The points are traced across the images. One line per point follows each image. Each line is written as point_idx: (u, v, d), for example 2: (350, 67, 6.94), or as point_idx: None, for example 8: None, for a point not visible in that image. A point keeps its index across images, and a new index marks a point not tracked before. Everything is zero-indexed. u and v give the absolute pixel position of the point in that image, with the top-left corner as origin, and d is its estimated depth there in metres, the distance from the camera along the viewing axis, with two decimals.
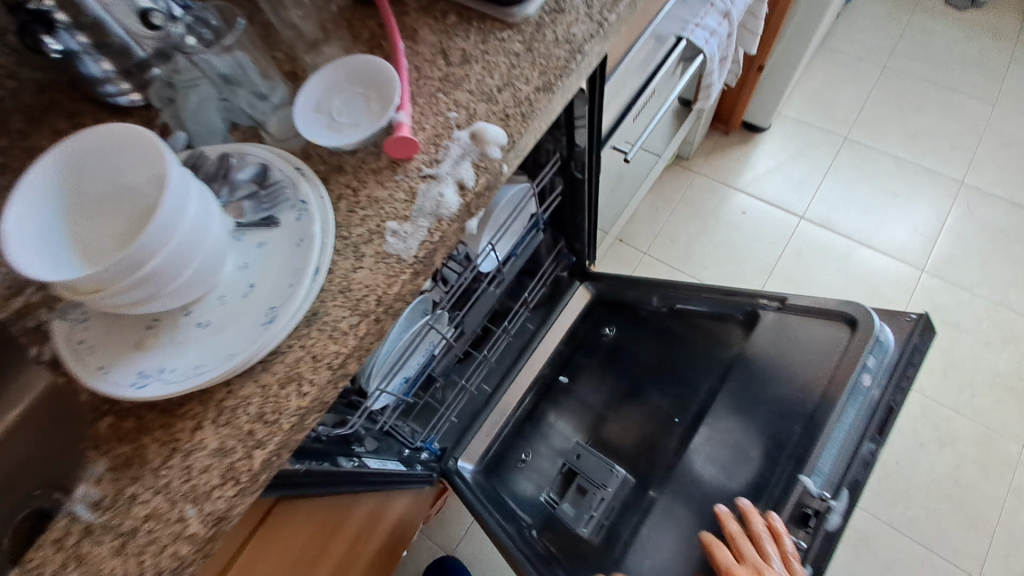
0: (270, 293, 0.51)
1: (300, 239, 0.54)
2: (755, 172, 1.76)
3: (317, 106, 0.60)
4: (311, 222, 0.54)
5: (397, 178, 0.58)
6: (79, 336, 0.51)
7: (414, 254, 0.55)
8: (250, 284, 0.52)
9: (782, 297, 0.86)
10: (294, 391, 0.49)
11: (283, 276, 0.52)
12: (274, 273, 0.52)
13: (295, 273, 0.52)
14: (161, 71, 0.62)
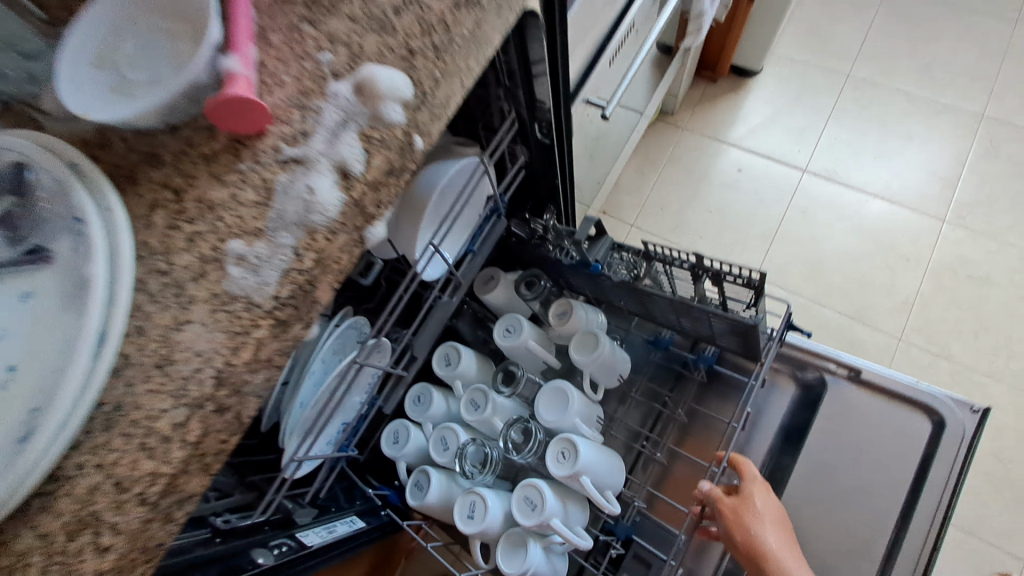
0: (29, 385, 0.30)
1: (71, 287, 0.32)
2: (748, 123, 1.55)
3: (95, 56, 0.37)
4: (88, 257, 0.32)
5: (241, 167, 0.36)
6: None
7: (276, 293, 0.34)
8: (7, 367, 0.31)
9: (855, 368, 0.80)
10: (90, 545, 0.30)
11: (48, 351, 0.31)
12: (39, 344, 0.31)
13: (61, 347, 0.31)
14: None
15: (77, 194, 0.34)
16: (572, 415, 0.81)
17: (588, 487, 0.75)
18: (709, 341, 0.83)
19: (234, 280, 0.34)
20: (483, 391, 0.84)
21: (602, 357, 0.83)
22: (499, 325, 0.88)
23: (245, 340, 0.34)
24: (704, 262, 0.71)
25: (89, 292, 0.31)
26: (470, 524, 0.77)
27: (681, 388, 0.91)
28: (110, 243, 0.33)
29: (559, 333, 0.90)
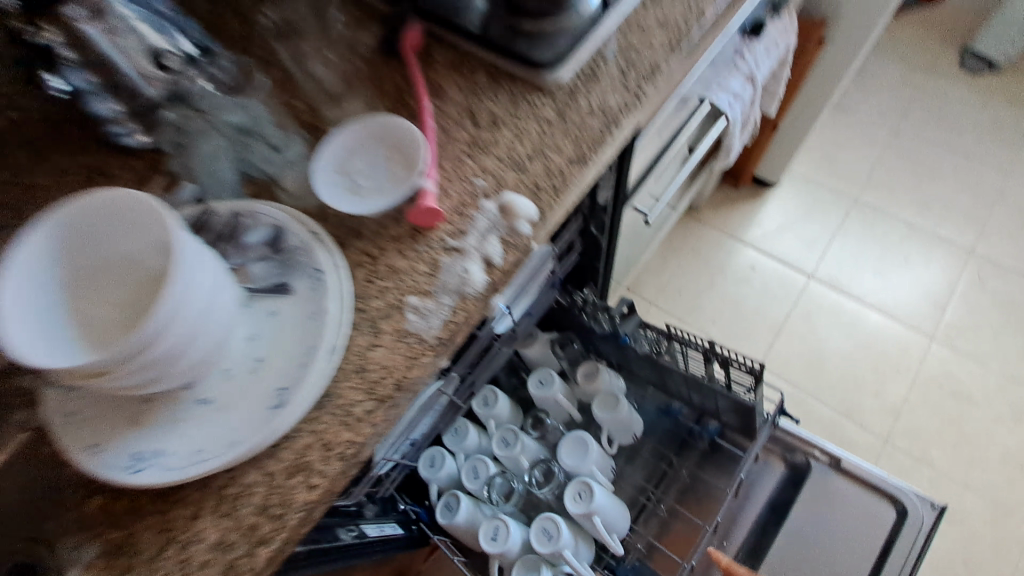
0: (280, 372, 0.48)
1: (312, 312, 0.50)
2: (764, 228, 1.75)
3: (338, 167, 0.57)
4: (326, 296, 0.50)
5: (418, 247, 0.54)
6: (71, 408, 0.48)
7: (435, 334, 0.51)
8: (260, 358, 0.48)
9: (835, 456, 0.93)
10: (303, 482, 0.46)
11: (294, 352, 0.48)
12: (285, 347, 0.49)
13: (306, 351, 0.48)
14: (172, 114, 0.60)
15: (319, 253, 0.52)
16: (589, 462, 0.96)
17: (598, 525, 0.88)
18: (714, 415, 0.98)
19: (411, 322, 0.51)
20: (513, 430, 0.99)
21: (618, 416, 1.01)
22: (533, 377, 1.05)
23: (413, 361, 0.50)
24: (716, 348, 0.88)
25: (326, 322, 0.49)
26: (492, 545, 0.91)
27: (684, 453, 1.05)
28: (341, 291, 0.51)
29: (584, 390, 1.06)
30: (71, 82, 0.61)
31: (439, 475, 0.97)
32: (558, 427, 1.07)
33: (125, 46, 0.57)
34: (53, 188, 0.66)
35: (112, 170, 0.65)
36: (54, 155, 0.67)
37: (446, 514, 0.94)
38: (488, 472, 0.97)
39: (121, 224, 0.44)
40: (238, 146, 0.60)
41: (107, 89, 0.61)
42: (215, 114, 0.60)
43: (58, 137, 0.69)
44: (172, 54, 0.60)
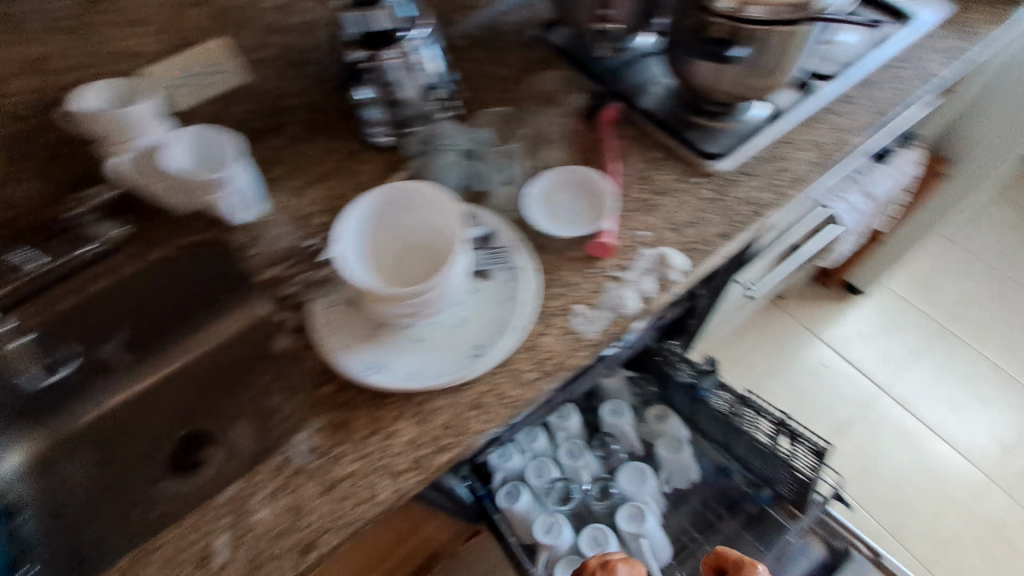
0: (480, 333, 0.66)
1: (508, 296, 0.67)
2: (844, 331, 1.81)
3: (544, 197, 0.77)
4: (520, 287, 0.68)
5: (590, 269, 0.70)
6: (331, 318, 0.69)
7: (592, 337, 0.66)
8: (467, 319, 0.66)
9: (877, 552, 1.01)
10: (477, 416, 0.62)
11: (491, 321, 0.66)
12: (486, 316, 0.67)
13: (501, 323, 0.66)
14: (422, 130, 0.85)
15: (519, 255, 0.70)
16: (645, 491, 1.10)
17: (643, 545, 1.02)
18: (769, 483, 1.08)
19: (575, 323, 0.67)
20: (581, 445, 1.15)
21: (678, 459, 1.14)
22: (604, 406, 1.20)
23: (574, 352, 0.65)
24: (788, 425, 0.98)
25: (518, 305, 0.67)
26: (545, 536, 1.04)
27: (731, 511, 1.12)
28: (532, 287, 0.68)
29: (650, 429, 1.19)
30: (363, 93, 0.83)
31: (508, 466, 1.11)
32: (619, 455, 1.19)
33: (417, 79, 0.81)
34: (320, 161, 0.89)
35: (365, 159, 0.87)
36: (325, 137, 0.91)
37: (507, 499, 1.08)
38: (553, 475, 1.12)
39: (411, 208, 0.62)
40: (468, 164, 0.80)
41: (383, 104, 0.84)
42: (452, 135, 0.84)
43: (328, 124, 0.92)
44: (439, 89, 0.84)
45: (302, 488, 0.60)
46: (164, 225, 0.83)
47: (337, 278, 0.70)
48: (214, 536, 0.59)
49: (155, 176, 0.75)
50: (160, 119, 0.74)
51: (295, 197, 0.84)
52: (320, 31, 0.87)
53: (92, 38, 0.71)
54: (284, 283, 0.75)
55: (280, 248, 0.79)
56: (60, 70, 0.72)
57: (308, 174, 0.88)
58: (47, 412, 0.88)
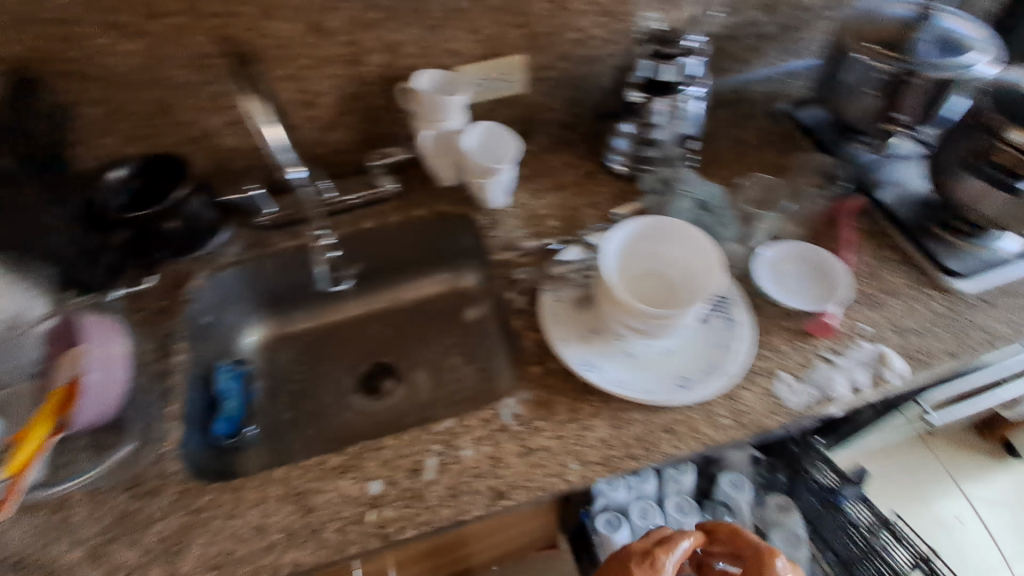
0: (690, 368, 0.72)
1: (721, 345, 0.74)
2: (991, 493, 1.62)
3: (773, 263, 0.83)
4: (734, 340, 0.74)
5: (802, 344, 0.75)
6: (557, 311, 0.78)
7: (793, 407, 0.70)
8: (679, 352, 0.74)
9: None
10: (669, 440, 0.68)
11: (702, 361, 0.73)
12: (697, 355, 0.73)
13: (711, 366, 0.72)
14: (664, 172, 0.93)
15: (738, 311, 0.77)
16: None
17: None
18: None
19: (780, 389, 0.71)
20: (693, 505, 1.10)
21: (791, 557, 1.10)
22: (724, 475, 1.14)
23: (771, 415, 0.69)
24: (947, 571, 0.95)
25: (731, 354, 0.73)
26: None
27: None
28: (746, 341, 0.74)
29: (768, 515, 1.13)
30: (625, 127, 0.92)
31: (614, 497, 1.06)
32: None
33: (681, 127, 0.89)
34: (560, 173, 1.01)
35: (601, 181, 0.98)
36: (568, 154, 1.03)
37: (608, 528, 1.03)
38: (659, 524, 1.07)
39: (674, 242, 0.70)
40: (701, 215, 0.88)
41: (638, 140, 0.93)
42: (692, 183, 0.90)
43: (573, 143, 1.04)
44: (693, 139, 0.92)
45: (504, 445, 0.69)
46: (423, 190, 0.99)
47: (571, 280, 0.81)
48: (426, 455, 0.70)
49: (447, 156, 0.91)
50: (461, 110, 0.88)
51: (535, 199, 0.96)
52: (599, 65, 0.99)
53: (437, 36, 0.87)
54: (516, 268, 0.86)
55: (515, 238, 0.91)
56: (407, 55, 0.88)
57: (547, 181, 0.99)
58: (284, 308, 1.07)
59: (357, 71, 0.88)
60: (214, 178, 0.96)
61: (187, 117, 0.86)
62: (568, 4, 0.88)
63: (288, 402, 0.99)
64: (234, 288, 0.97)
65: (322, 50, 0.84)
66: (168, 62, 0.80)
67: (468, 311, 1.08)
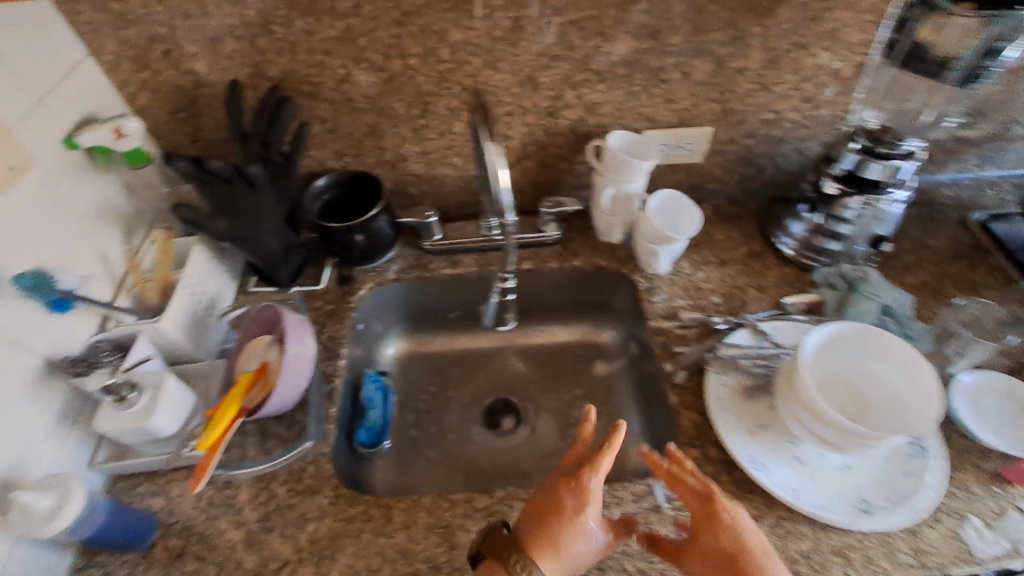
0: (870, 490, 0.68)
1: (908, 472, 0.69)
2: None
3: (976, 393, 0.77)
4: (924, 470, 0.69)
5: (996, 488, 0.69)
6: (721, 397, 0.76)
7: (985, 558, 0.64)
8: (858, 470, 0.70)
9: None
10: (840, 564, 0.63)
11: (885, 486, 0.68)
12: (879, 478, 0.69)
13: (896, 494, 0.67)
14: (846, 268, 0.89)
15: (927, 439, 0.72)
16: None
17: None
18: None
19: (969, 534, 0.65)
20: None
21: None
22: None
23: (961, 562, 0.63)
24: None
25: (920, 484, 0.68)
26: None
27: None
28: (937, 474, 0.69)
29: None
30: (811, 214, 0.91)
31: None
32: None
33: (876, 224, 0.88)
34: (723, 246, 1.00)
35: (767, 262, 0.97)
36: (733, 231, 1.03)
37: None
38: None
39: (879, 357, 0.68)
40: (883, 320, 0.83)
41: (820, 230, 0.91)
42: (878, 286, 0.86)
43: (737, 222, 1.05)
44: (883, 238, 0.90)
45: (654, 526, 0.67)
46: (583, 242, 1.02)
47: (742, 366, 0.78)
48: None
49: (622, 215, 0.94)
50: (645, 176, 0.89)
51: (697, 268, 0.96)
52: (783, 145, 1.00)
53: (638, 100, 0.91)
54: (674, 339, 0.86)
55: (673, 305, 0.91)
56: (602, 114, 0.93)
57: (709, 253, 0.99)
58: (422, 327, 1.10)
59: (552, 122, 0.94)
60: (395, 197, 1.04)
61: (392, 142, 0.95)
62: (772, 87, 0.90)
63: (415, 420, 1.01)
64: (391, 300, 1.03)
65: (530, 100, 0.90)
66: (394, 94, 0.88)
67: (598, 364, 1.07)
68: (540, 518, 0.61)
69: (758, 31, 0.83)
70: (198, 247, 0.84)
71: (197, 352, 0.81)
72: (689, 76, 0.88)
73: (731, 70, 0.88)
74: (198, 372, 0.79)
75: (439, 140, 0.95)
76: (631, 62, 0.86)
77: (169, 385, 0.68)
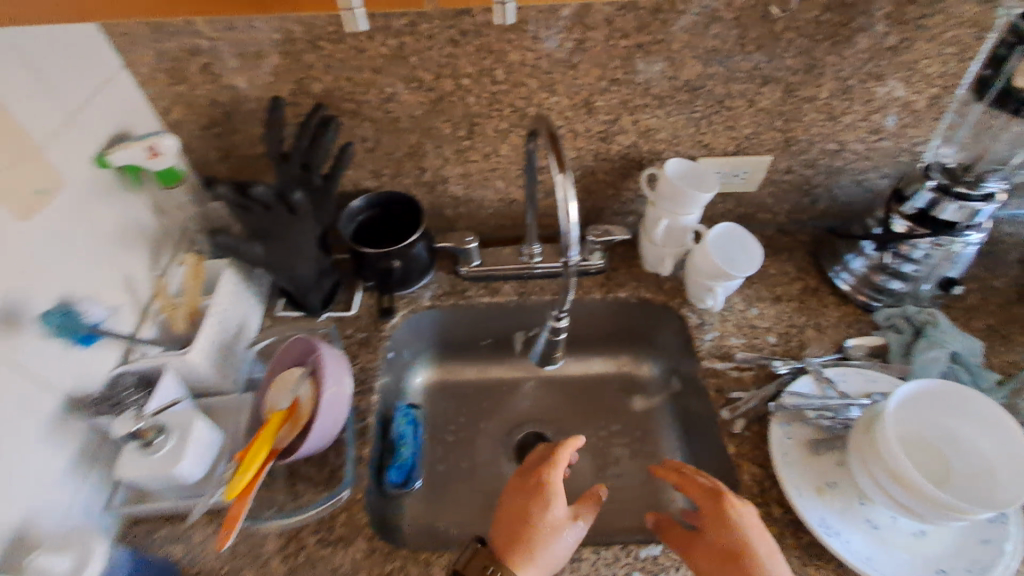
0: (947, 561, 0.62)
1: (986, 538, 0.63)
2: None
3: None
4: (1007, 537, 0.63)
5: None
6: (785, 450, 0.71)
7: None
8: (933, 536, 0.64)
9: None
10: None
11: (962, 556, 0.62)
12: (956, 547, 0.63)
13: (977, 565, 0.61)
14: (911, 310, 0.84)
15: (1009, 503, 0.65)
16: None
17: None
18: None
19: None
20: None
21: None
22: None
23: None
24: None
25: (1001, 554, 0.61)
26: None
27: None
28: (1019, 543, 0.62)
29: None
30: (875, 251, 0.87)
31: None
32: None
33: (945, 266, 0.84)
34: (776, 281, 0.95)
35: (824, 298, 0.92)
36: (785, 263, 0.99)
37: None
38: None
39: (968, 420, 0.63)
40: (956, 370, 0.78)
41: (884, 268, 0.87)
42: (948, 333, 0.81)
43: (789, 252, 1.00)
44: (951, 279, 0.86)
45: None
46: (628, 271, 0.98)
47: (807, 418, 0.73)
48: None
49: (673, 247, 0.90)
50: (701, 208, 0.85)
51: (749, 303, 0.92)
52: (842, 177, 0.95)
53: (696, 128, 0.88)
54: (728, 381, 0.81)
55: (726, 343, 0.86)
56: (657, 140, 0.89)
57: (761, 287, 0.95)
58: (451, 353, 1.04)
59: (603, 146, 0.90)
60: (432, 219, 1.00)
61: (434, 162, 0.91)
62: (839, 117, 0.87)
63: (443, 454, 0.95)
64: (424, 325, 0.97)
65: (584, 124, 0.86)
66: (441, 114, 0.84)
67: (637, 400, 1.02)
68: (512, 522, 0.66)
69: (832, 60, 0.79)
70: (227, 272, 0.79)
71: (223, 383, 0.76)
72: (753, 104, 0.85)
73: (798, 99, 0.84)
74: (224, 405, 0.74)
75: (482, 162, 0.91)
76: (695, 88, 0.82)
77: (198, 427, 0.65)
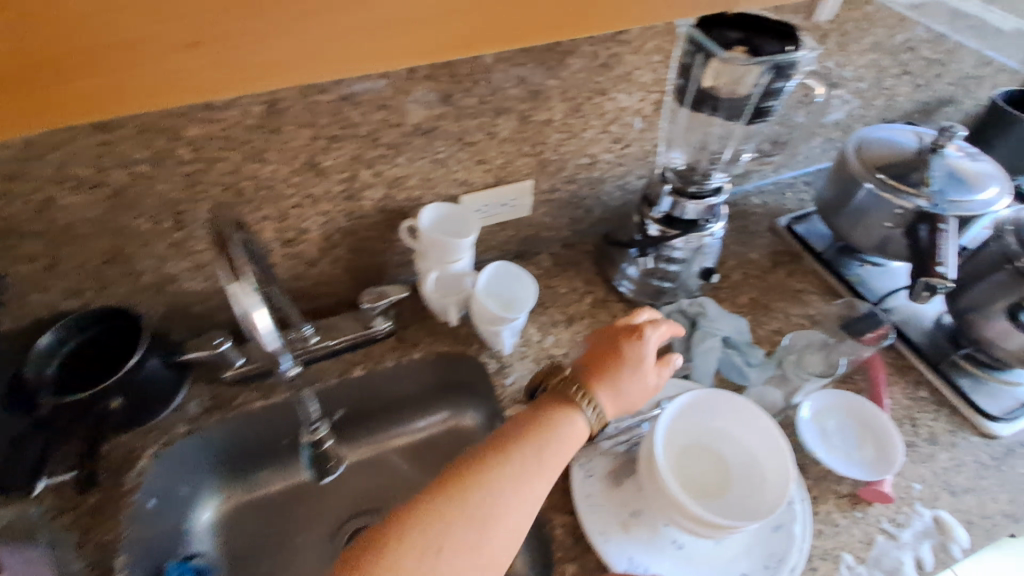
0: (746, 561, 0.64)
1: (776, 526, 0.66)
2: None
3: (816, 415, 0.78)
4: (793, 520, 0.67)
5: (857, 513, 0.70)
6: (588, 492, 0.69)
7: None
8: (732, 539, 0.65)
9: None
10: None
11: (758, 551, 0.65)
12: (752, 543, 0.65)
13: (771, 557, 0.64)
14: (684, 304, 0.88)
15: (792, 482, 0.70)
16: None
17: None
18: None
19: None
20: None
21: None
22: None
23: None
24: None
25: (792, 539, 0.65)
26: None
27: None
28: (803, 521, 0.67)
29: None
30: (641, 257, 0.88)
31: None
32: None
33: (701, 259, 0.87)
34: (569, 301, 0.94)
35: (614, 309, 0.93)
36: (575, 279, 0.98)
37: None
38: None
39: (733, 421, 0.67)
40: (727, 355, 0.83)
41: (653, 270, 0.89)
42: (715, 320, 0.85)
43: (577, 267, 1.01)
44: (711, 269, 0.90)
45: None
46: (421, 327, 0.90)
47: (604, 449, 0.72)
48: None
49: (453, 296, 0.83)
50: (468, 252, 0.79)
51: (545, 333, 0.89)
52: (605, 185, 0.97)
53: (445, 168, 0.81)
54: None
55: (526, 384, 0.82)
56: (408, 188, 0.81)
57: (555, 311, 0.93)
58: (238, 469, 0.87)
59: (353, 205, 0.80)
60: (175, 322, 0.83)
61: (147, 264, 0.74)
62: (581, 132, 0.86)
63: None
64: (189, 452, 0.80)
65: (317, 188, 0.75)
66: (129, 210, 0.68)
67: None
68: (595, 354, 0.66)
69: (555, 83, 0.77)
70: None
71: None
72: (495, 135, 0.81)
73: (536, 124, 0.82)
74: None
75: (211, 250, 0.76)
76: (427, 131, 0.76)
77: None
